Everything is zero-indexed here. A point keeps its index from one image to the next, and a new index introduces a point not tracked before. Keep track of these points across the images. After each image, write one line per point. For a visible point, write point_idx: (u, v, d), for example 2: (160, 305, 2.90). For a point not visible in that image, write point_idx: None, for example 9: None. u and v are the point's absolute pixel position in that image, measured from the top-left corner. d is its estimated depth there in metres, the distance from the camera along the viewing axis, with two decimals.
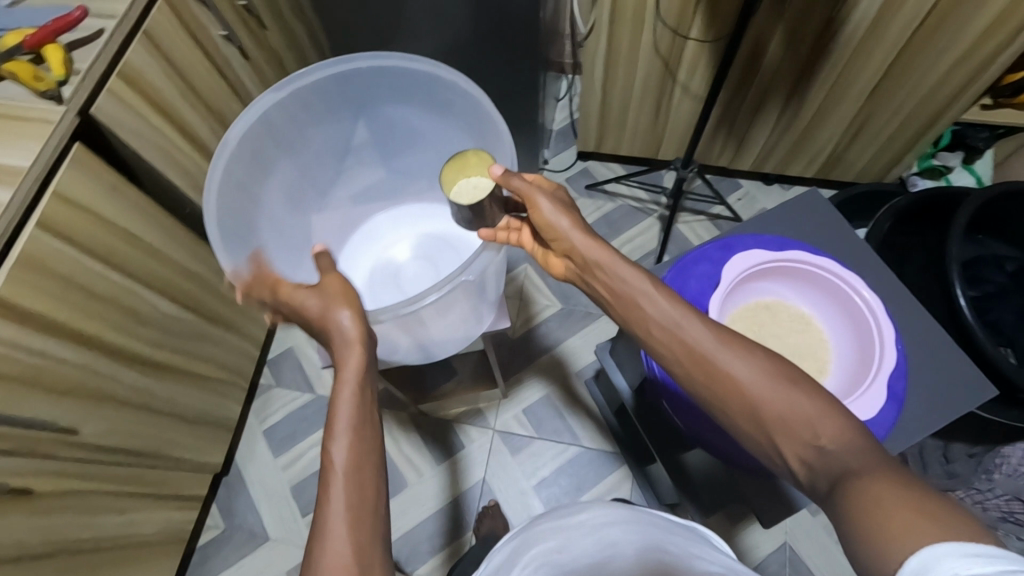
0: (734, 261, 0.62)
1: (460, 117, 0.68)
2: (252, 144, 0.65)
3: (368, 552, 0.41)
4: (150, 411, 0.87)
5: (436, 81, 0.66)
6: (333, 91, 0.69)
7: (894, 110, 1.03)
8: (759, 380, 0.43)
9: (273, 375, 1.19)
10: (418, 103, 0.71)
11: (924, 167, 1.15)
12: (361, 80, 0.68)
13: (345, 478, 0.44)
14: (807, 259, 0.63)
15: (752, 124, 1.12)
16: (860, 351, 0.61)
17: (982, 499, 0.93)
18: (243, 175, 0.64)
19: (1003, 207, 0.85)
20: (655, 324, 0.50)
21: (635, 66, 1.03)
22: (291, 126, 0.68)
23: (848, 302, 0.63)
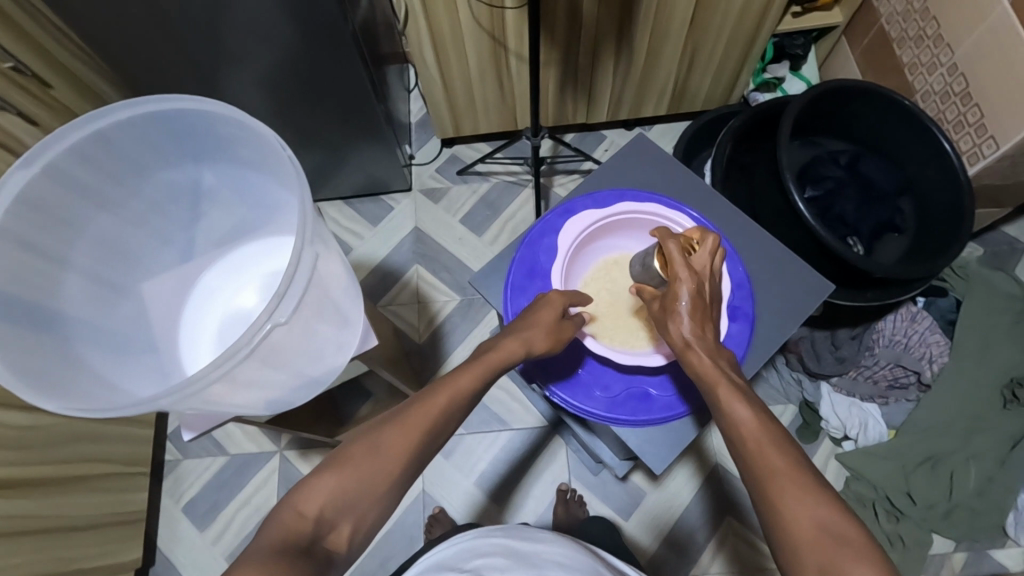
0: (566, 228, 0.64)
1: (250, 147, 0.58)
2: (27, 235, 0.54)
3: (398, 487, 0.48)
4: (33, 532, 0.79)
5: (204, 117, 0.57)
6: (105, 153, 0.58)
7: (717, 37, 1.06)
8: (793, 471, 0.46)
9: (178, 449, 1.11)
10: (205, 142, 0.60)
11: (759, 83, 1.20)
12: (128, 132, 0.58)
13: (423, 430, 0.50)
14: (637, 207, 0.64)
15: (594, 77, 1.13)
16: None
17: (871, 373, 1.01)
18: (20, 265, 0.53)
19: (826, 107, 0.92)
20: (748, 424, 0.49)
21: (463, 45, 1.01)
22: (68, 199, 0.57)
23: None
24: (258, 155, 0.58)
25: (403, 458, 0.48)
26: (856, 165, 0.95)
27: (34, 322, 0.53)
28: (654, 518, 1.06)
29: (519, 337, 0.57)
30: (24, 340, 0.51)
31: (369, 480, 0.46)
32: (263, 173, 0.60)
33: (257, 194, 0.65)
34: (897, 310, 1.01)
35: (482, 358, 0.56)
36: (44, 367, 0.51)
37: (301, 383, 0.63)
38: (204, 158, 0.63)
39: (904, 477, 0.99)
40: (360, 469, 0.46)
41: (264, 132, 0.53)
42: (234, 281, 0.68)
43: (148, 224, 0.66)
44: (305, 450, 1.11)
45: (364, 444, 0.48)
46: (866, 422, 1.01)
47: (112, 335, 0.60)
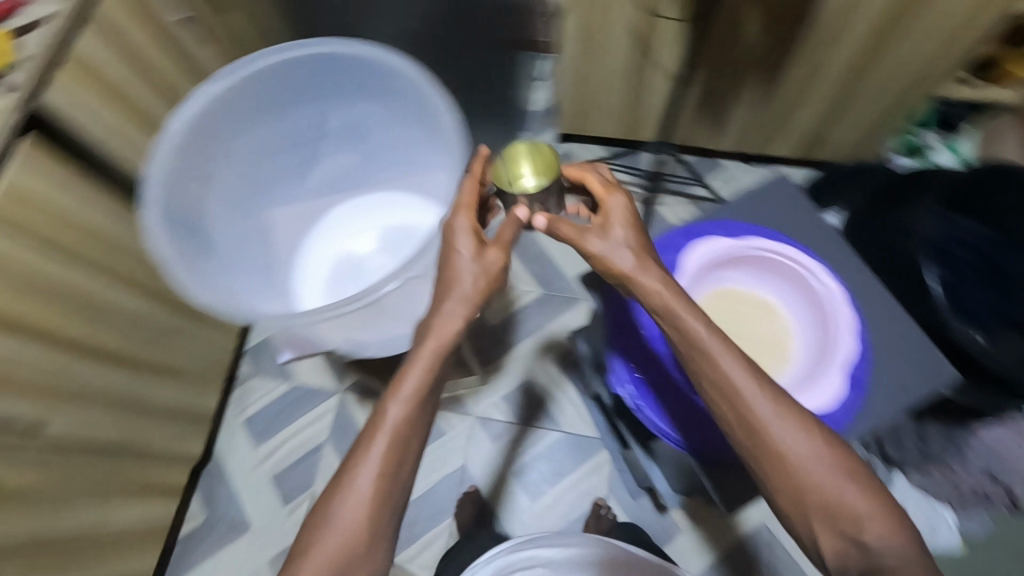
0: (694, 249, 0.63)
1: (406, 100, 0.67)
2: (189, 150, 0.63)
3: (386, 518, 0.52)
4: (123, 404, 0.86)
5: (371, 70, 0.66)
6: (264, 91, 0.67)
7: (872, 89, 1.01)
8: (794, 429, 0.52)
9: (252, 365, 1.19)
10: (359, 88, 0.69)
11: (907, 147, 1.14)
12: (290, 67, 0.66)
13: (386, 456, 0.52)
14: (770, 246, 0.63)
15: (730, 103, 1.10)
16: (823, 337, 0.62)
17: (955, 477, 0.94)
18: (187, 171, 0.63)
19: (976, 188, 0.86)
20: (745, 408, 0.52)
21: (610, 45, 1.01)
22: (229, 125, 0.66)
23: (808, 291, 0.64)
24: (413, 109, 0.68)
25: (370, 503, 0.51)
26: (995, 255, 0.87)
27: (185, 226, 0.62)
28: (683, 559, 1.03)
29: (451, 321, 0.55)
30: (180, 241, 0.60)
31: (358, 536, 0.51)
32: (411, 133, 0.71)
33: (391, 144, 0.75)
34: (1002, 418, 0.94)
35: (427, 346, 0.54)
36: (193, 268, 0.60)
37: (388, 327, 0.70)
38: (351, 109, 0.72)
39: None
40: (360, 496, 0.51)
41: (432, 95, 0.63)
42: (347, 227, 0.79)
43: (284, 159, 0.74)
44: (363, 397, 1.15)
45: (359, 465, 0.52)
46: (937, 527, 0.94)
47: (235, 247, 0.69)
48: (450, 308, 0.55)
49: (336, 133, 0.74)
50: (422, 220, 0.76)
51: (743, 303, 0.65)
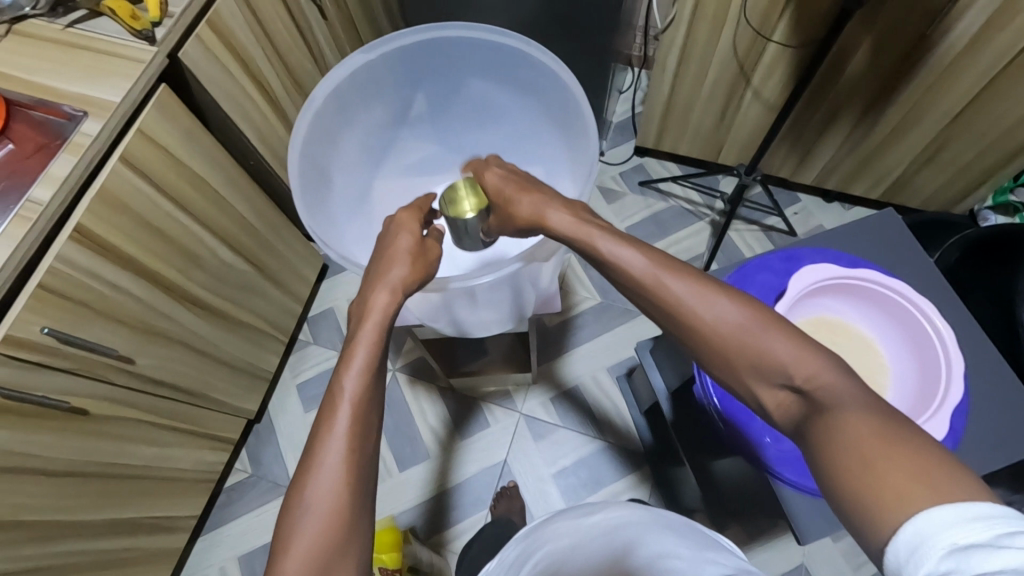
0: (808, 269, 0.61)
1: (538, 86, 0.69)
2: (329, 119, 0.67)
3: (358, 496, 0.44)
4: (199, 351, 0.90)
5: (513, 57, 0.67)
6: (415, 61, 0.70)
7: (973, 139, 0.99)
8: (745, 323, 0.44)
9: (312, 333, 1.22)
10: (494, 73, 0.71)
11: (998, 202, 1.07)
12: (431, 48, 0.69)
13: (348, 419, 0.45)
14: (883, 283, 0.61)
15: (821, 136, 1.09)
16: (922, 379, 0.60)
17: None
18: (329, 125, 0.67)
19: None
20: (708, 326, 0.44)
21: (710, 65, 1.01)
22: (373, 91, 0.70)
23: (912, 329, 0.62)
24: (545, 95, 0.69)
25: (338, 481, 0.44)
26: None
27: (312, 183, 0.66)
28: None
29: (388, 291, 0.52)
30: (315, 198, 0.66)
31: (333, 525, 0.43)
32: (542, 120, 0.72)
33: (517, 132, 0.76)
34: None
35: (370, 322, 0.50)
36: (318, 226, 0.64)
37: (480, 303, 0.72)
38: (483, 89, 0.73)
39: None
40: (330, 478, 0.44)
41: (573, 88, 0.63)
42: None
43: (409, 129, 0.77)
44: (414, 379, 1.17)
45: (313, 462, 0.44)
46: None
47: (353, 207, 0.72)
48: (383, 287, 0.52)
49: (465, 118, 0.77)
50: None
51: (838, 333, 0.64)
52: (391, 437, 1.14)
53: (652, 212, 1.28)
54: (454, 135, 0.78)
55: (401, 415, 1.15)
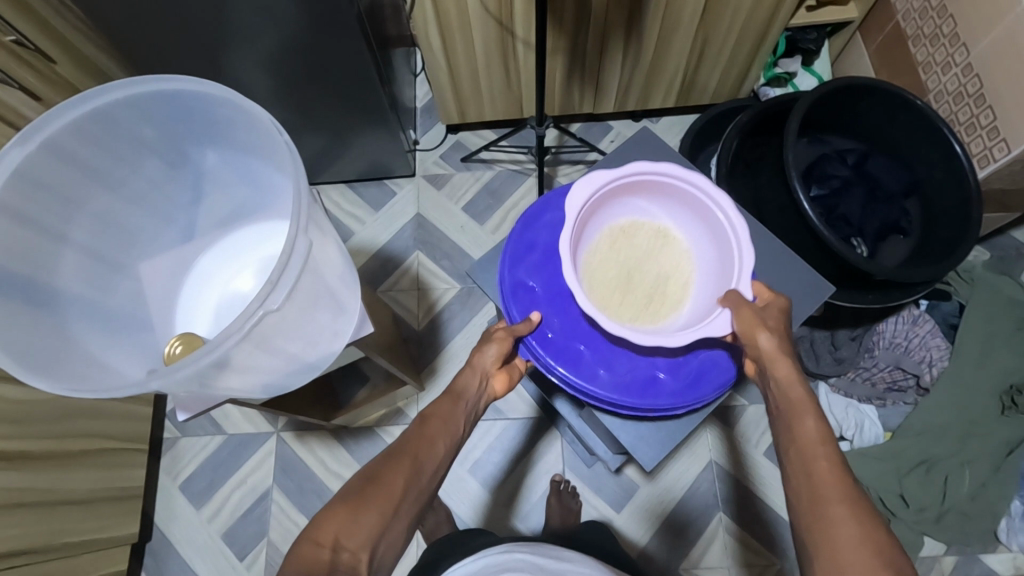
0: (573, 195, 0.61)
1: (251, 132, 0.57)
2: (17, 214, 0.54)
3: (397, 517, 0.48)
4: (32, 505, 0.80)
5: (206, 98, 0.56)
6: (119, 123, 0.58)
7: (725, 33, 1.04)
8: (848, 496, 0.46)
9: (177, 427, 1.12)
10: (205, 118, 0.60)
11: (770, 78, 1.18)
12: (115, 105, 0.56)
13: (409, 462, 0.51)
14: (647, 168, 0.63)
15: (602, 66, 1.11)
16: (715, 241, 0.64)
17: (870, 375, 1.01)
18: (24, 222, 0.54)
19: (836, 104, 0.91)
20: (814, 455, 0.49)
21: (470, 27, 0.99)
22: (87, 169, 0.59)
23: (691, 201, 0.65)
24: (255, 141, 0.58)
25: (395, 489, 0.49)
26: (863, 163, 0.95)
27: (30, 293, 0.54)
28: (645, 513, 1.06)
29: (456, 402, 0.59)
30: (9, 313, 0.51)
31: (363, 523, 0.45)
32: (263, 155, 0.59)
33: (252, 167, 0.63)
34: (899, 313, 1.01)
35: (458, 406, 0.59)
36: (27, 353, 0.50)
37: (282, 356, 0.58)
38: (205, 131, 0.62)
39: (897, 480, 0.99)
40: (390, 485, 0.49)
41: (262, 117, 0.52)
42: (235, 259, 0.68)
43: (164, 198, 0.67)
44: (302, 432, 1.11)
45: (373, 489, 0.48)
46: (862, 423, 1.02)
47: (120, 293, 0.63)
48: (465, 380, 0.62)
49: (186, 148, 0.64)
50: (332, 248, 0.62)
51: (632, 235, 0.67)
52: (297, 501, 1.08)
53: (482, 184, 1.27)
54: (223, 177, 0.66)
55: (301, 473, 1.09)
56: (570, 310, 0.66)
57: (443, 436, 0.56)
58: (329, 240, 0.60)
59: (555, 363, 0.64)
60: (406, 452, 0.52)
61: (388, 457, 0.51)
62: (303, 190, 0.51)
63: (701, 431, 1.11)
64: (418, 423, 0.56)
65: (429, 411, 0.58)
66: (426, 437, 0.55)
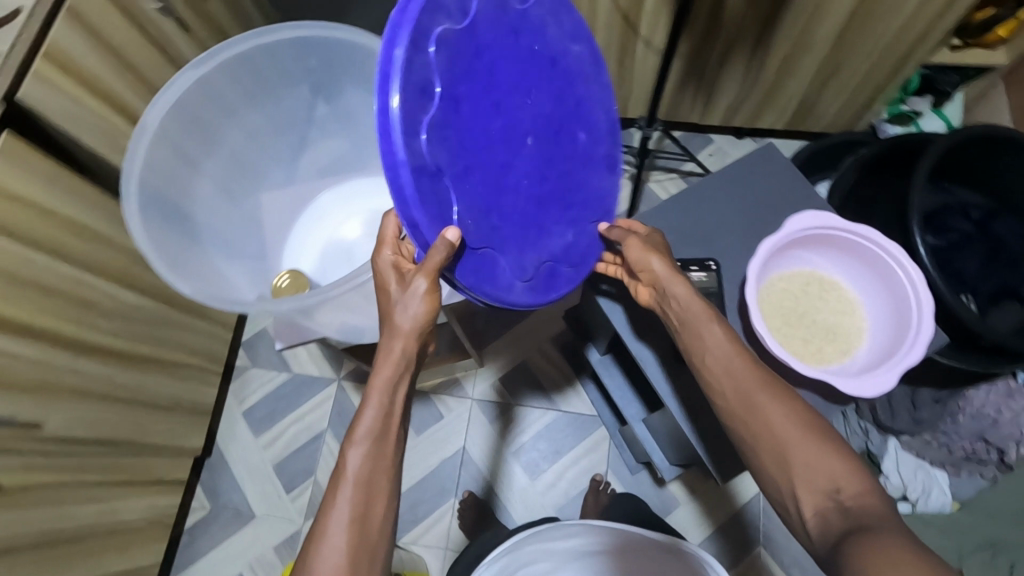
0: (804, 216, 0.69)
1: None
2: (172, 136, 0.59)
3: (378, 500, 0.50)
4: (122, 402, 0.86)
5: (363, 58, 0.62)
6: (278, 66, 0.63)
7: (857, 61, 1.00)
8: (761, 381, 0.54)
9: (249, 357, 1.18)
10: (356, 76, 0.65)
11: (893, 114, 1.12)
12: (278, 47, 0.61)
13: (370, 444, 0.51)
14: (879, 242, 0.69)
15: (719, 76, 1.09)
16: (885, 345, 0.68)
17: (948, 440, 0.96)
18: (178, 140, 0.59)
19: (974, 154, 0.86)
20: (726, 370, 0.55)
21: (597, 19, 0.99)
22: (240, 103, 0.64)
23: (894, 290, 0.69)
24: None
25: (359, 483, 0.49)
26: (989, 222, 0.90)
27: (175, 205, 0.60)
28: (682, 530, 1.05)
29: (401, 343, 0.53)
30: (154, 223, 0.57)
31: (349, 529, 0.48)
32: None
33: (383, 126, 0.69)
34: (995, 382, 0.95)
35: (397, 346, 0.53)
36: (168, 261, 0.55)
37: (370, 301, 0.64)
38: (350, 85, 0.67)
39: (957, 553, 0.94)
40: (354, 482, 0.49)
41: None
42: (340, 209, 0.74)
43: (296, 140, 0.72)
44: (361, 385, 1.16)
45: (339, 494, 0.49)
46: (930, 489, 0.96)
47: (239, 220, 0.69)
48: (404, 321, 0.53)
49: (325, 103, 0.69)
50: None
51: (821, 289, 0.73)
52: None
53: None
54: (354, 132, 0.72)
55: None
56: (471, 184, 0.50)
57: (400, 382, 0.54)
58: None
59: (464, 270, 0.51)
60: (364, 434, 0.51)
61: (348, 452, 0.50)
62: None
63: None
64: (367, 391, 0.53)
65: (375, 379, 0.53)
66: (379, 399, 0.52)
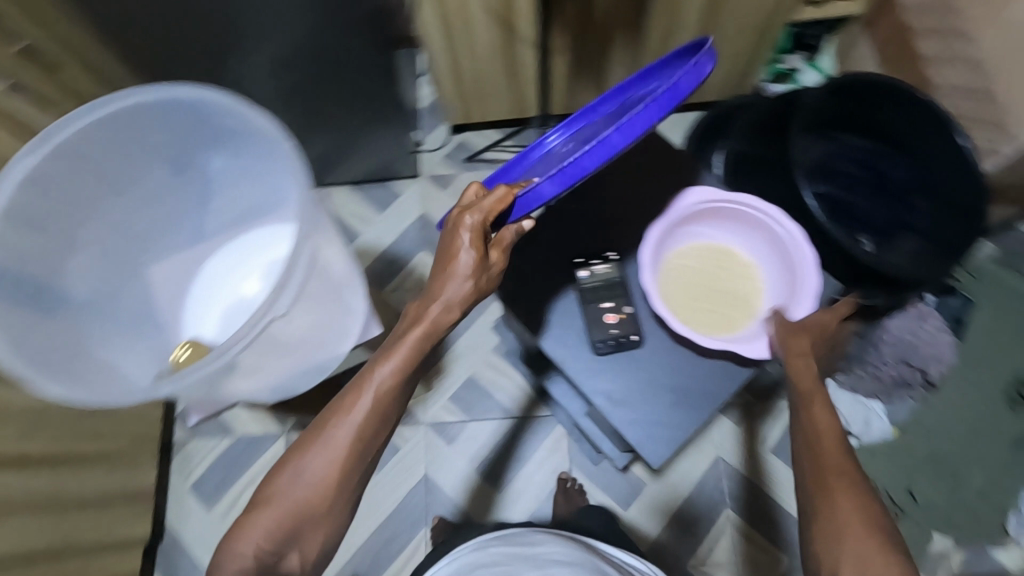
0: (690, 193, 0.75)
1: (260, 140, 0.59)
2: (23, 223, 0.55)
3: (335, 504, 0.54)
4: (42, 510, 0.80)
5: (216, 107, 0.58)
6: (129, 132, 0.59)
7: (729, 30, 1.04)
8: (848, 471, 0.56)
9: (186, 429, 1.13)
10: (217, 127, 0.61)
11: (774, 74, 1.18)
12: (116, 115, 0.57)
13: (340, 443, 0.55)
14: (758, 204, 0.75)
15: (605, 63, 1.11)
16: (781, 303, 0.75)
17: (878, 371, 1.00)
18: (30, 227, 0.55)
19: (845, 102, 0.91)
20: (823, 440, 0.59)
21: (474, 27, 0.99)
22: (98, 179, 0.60)
23: (780, 248, 0.76)
24: (265, 152, 0.60)
25: (320, 480, 0.54)
26: (873, 162, 0.96)
27: (39, 298, 0.56)
28: (653, 509, 1.06)
29: (404, 347, 0.58)
30: (15, 325, 0.52)
31: (295, 516, 0.53)
32: (270, 161, 0.60)
33: (257, 172, 0.64)
34: (906, 308, 1.01)
35: (400, 352, 0.58)
36: (35, 364, 0.51)
37: (287, 356, 0.59)
38: (213, 137, 0.63)
39: (904, 475, 0.99)
40: (316, 473, 0.54)
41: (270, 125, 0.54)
42: (233, 268, 0.69)
43: (173, 205, 0.67)
44: None
45: (295, 479, 0.54)
46: (870, 420, 1.01)
47: (125, 299, 0.64)
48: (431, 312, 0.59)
49: (189, 158, 0.64)
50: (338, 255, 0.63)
51: (720, 261, 0.79)
52: None
53: None
54: (232, 184, 0.67)
55: None
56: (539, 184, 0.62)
57: (393, 389, 0.58)
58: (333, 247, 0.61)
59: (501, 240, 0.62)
60: (340, 430, 0.55)
61: (322, 444, 0.55)
62: (308, 194, 0.52)
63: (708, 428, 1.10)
64: (364, 382, 0.58)
65: (376, 374, 0.58)
66: (370, 398, 0.56)
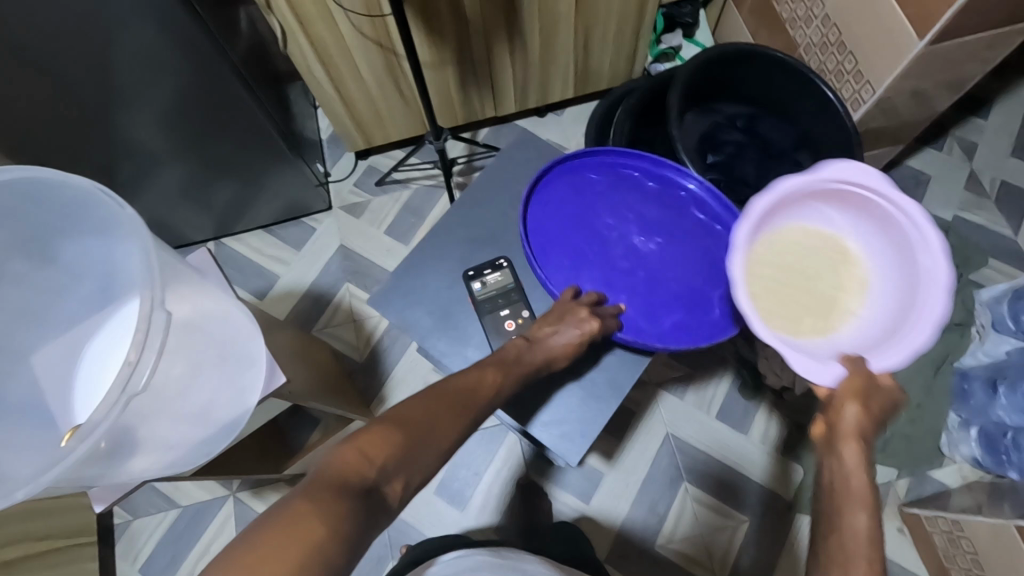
0: (830, 164, 0.65)
1: (90, 211, 0.55)
2: None
3: (435, 458, 0.49)
4: None
5: (32, 191, 0.53)
6: None
7: (602, 21, 1.06)
8: None
9: (126, 510, 1.08)
10: (39, 218, 0.56)
11: (657, 55, 1.22)
12: None
13: (453, 409, 0.54)
14: (887, 197, 0.63)
15: (492, 69, 1.12)
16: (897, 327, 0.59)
17: None
18: None
19: (713, 72, 0.94)
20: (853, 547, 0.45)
21: (351, 52, 0.98)
22: None
23: (912, 261, 0.62)
24: (100, 222, 0.56)
25: (436, 430, 0.50)
26: (752, 125, 1.00)
27: None
28: (614, 498, 1.07)
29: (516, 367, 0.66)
30: None
31: (410, 445, 0.47)
32: (105, 231, 0.56)
33: (99, 253, 0.59)
34: None
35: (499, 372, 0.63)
36: None
37: (186, 421, 0.56)
38: (37, 233, 0.57)
39: None
40: (434, 422, 0.51)
41: (95, 188, 0.52)
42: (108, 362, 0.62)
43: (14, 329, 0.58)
44: (259, 488, 1.08)
45: (413, 421, 0.50)
46: None
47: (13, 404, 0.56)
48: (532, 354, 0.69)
49: (33, 259, 0.58)
50: (214, 305, 0.60)
51: (835, 262, 0.67)
52: None
53: (402, 203, 1.28)
54: (76, 281, 0.61)
55: None
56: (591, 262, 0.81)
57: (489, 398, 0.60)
58: (201, 299, 0.58)
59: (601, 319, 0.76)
60: (455, 396, 0.56)
61: (434, 400, 0.54)
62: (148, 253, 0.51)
63: (655, 407, 1.12)
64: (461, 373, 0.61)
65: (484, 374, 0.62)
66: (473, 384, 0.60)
